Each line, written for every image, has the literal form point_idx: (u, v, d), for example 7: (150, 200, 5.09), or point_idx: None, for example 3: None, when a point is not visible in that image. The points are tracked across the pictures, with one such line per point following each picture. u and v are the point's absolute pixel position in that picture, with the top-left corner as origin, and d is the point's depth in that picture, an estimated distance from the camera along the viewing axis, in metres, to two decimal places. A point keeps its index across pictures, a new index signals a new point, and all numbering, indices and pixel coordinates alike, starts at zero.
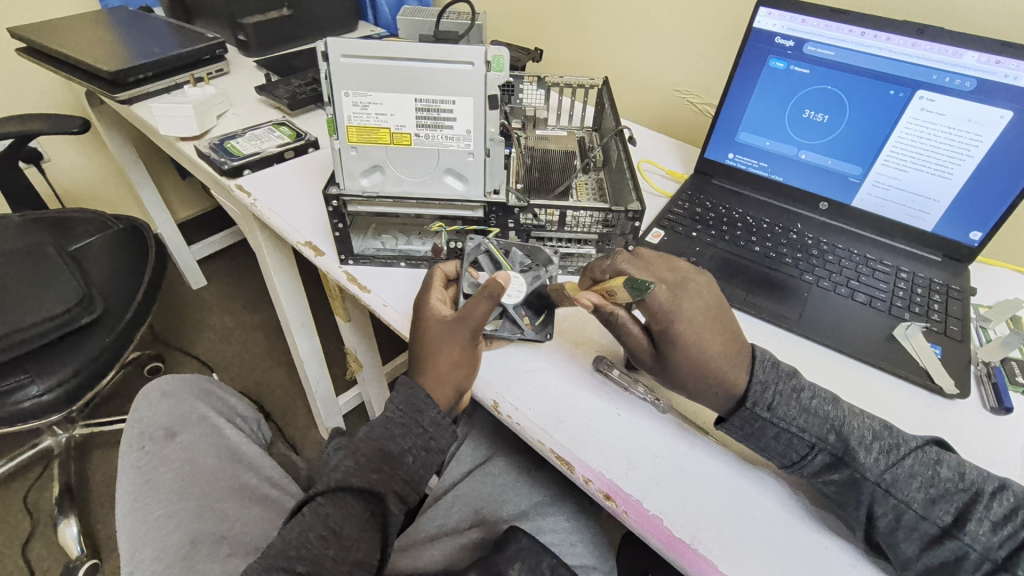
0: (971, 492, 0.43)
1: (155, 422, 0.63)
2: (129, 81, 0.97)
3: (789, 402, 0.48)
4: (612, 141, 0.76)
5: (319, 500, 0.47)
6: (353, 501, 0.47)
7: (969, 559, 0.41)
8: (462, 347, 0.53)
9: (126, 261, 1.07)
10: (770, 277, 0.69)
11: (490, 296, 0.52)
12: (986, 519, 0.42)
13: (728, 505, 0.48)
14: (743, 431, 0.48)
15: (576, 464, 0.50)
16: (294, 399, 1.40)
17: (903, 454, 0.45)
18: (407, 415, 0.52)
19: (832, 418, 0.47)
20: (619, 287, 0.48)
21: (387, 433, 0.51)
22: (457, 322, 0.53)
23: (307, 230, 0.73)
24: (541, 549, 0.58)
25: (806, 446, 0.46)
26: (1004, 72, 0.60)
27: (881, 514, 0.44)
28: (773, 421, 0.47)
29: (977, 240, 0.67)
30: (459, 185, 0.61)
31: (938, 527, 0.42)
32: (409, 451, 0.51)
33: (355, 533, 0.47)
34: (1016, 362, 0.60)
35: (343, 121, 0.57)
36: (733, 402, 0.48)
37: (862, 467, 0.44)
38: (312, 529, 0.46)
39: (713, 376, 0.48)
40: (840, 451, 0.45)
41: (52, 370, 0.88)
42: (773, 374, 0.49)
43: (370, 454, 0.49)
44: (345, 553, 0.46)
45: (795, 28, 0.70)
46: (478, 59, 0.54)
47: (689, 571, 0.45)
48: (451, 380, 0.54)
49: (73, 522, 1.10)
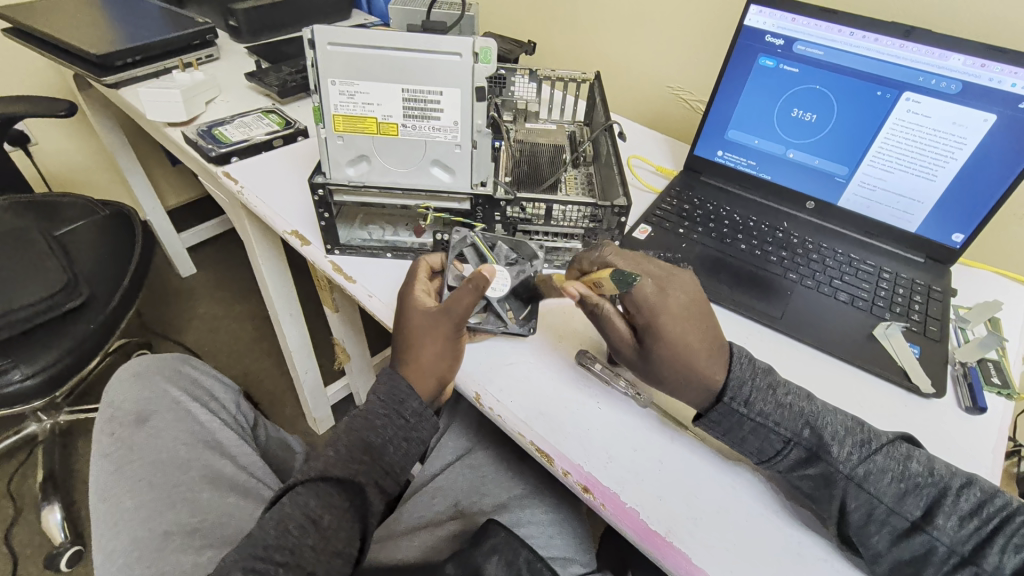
0: (939, 487, 0.43)
1: (126, 406, 0.63)
2: (116, 64, 0.96)
3: (766, 398, 0.47)
4: (601, 136, 0.76)
5: (298, 490, 0.46)
6: (333, 491, 0.47)
7: (937, 552, 0.41)
8: (446, 338, 0.53)
9: (113, 247, 1.06)
10: (754, 275, 0.70)
11: (476, 288, 0.52)
12: (954, 513, 0.42)
13: (704, 499, 0.48)
14: (720, 427, 0.48)
15: (556, 457, 0.50)
16: (281, 389, 1.39)
17: (875, 449, 0.45)
18: (389, 406, 0.52)
19: (806, 412, 0.46)
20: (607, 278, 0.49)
21: (367, 424, 0.51)
22: (441, 314, 0.53)
23: (294, 219, 0.73)
24: (518, 544, 0.57)
25: (782, 441, 0.46)
26: (988, 75, 0.61)
27: (853, 508, 0.43)
28: (750, 416, 0.46)
29: (959, 242, 0.68)
30: (446, 176, 0.61)
31: (908, 521, 0.42)
32: (389, 441, 0.51)
33: (334, 523, 0.46)
34: (992, 364, 0.60)
35: (329, 109, 0.57)
36: (710, 398, 0.48)
37: (835, 461, 0.44)
38: (291, 519, 0.45)
39: (691, 371, 0.47)
40: (814, 445, 0.45)
41: (35, 356, 0.88)
42: (749, 371, 0.48)
43: (353, 444, 0.49)
44: (325, 544, 0.45)
45: (785, 27, 0.70)
46: (466, 50, 0.54)
47: (664, 563, 0.46)
48: (434, 372, 0.54)
49: (56, 509, 1.10)
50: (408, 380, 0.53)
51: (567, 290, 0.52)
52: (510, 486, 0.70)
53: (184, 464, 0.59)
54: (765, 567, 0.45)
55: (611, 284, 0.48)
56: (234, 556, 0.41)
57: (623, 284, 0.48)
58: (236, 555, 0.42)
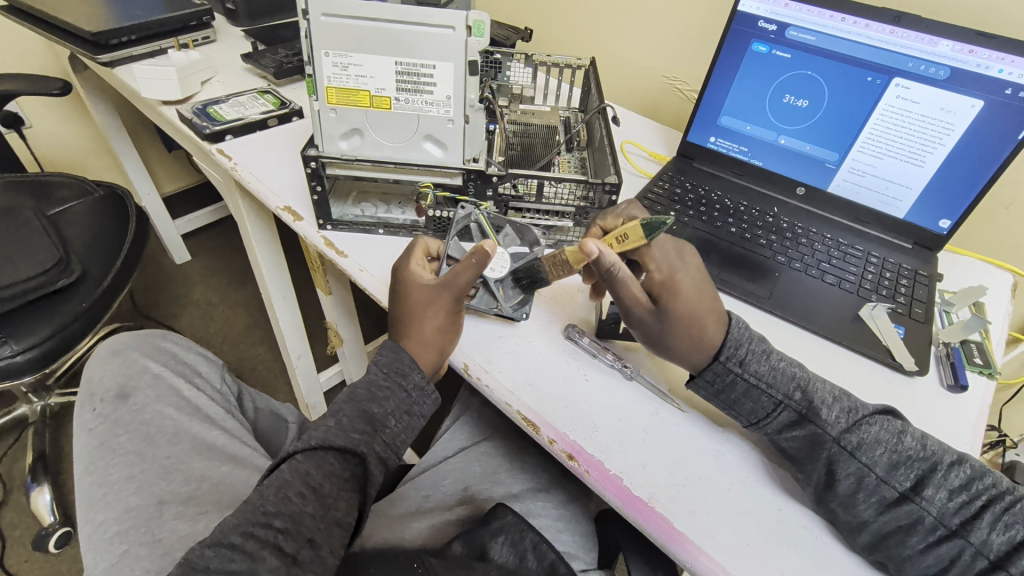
0: (931, 462, 0.43)
1: (107, 381, 0.63)
2: (111, 43, 0.96)
3: (761, 360, 0.48)
4: (595, 119, 0.77)
5: (298, 458, 0.44)
6: (333, 460, 0.45)
7: (924, 523, 0.41)
8: (446, 312, 0.54)
9: (106, 227, 1.05)
10: (743, 258, 0.71)
11: (477, 262, 0.52)
12: (944, 486, 0.42)
13: (687, 468, 0.49)
14: (714, 388, 0.49)
15: (541, 425, 0.51)
16: (276, 377, 1.39)
17: (864, 419, 0.45)
18: (391, 378, 0.51)
19: (798, 376, 0.48)
20: (634, 226, 0.50)
21: (370, 395, 0.49)
22: (441, 288, 0.53)
23: (286, 196, 0.73)
24: (525, 526, 0.58)
25: (773, 403, 0.47)
26: (976, 61, 0.61)
27: (842, 474, 0.43)
28: (744, 375, 0.47)
29: (946, 228, 0.69)
30: (438, 151, 0.61)
31: (897, 492, 0.42)
32: (391, 414, 0.49)
33: (335, 492, 0.44)
34: (975, 345, 0.62)
35: (322, 82, 0.57)
36: (706, 357, 0.48)
37: (823, 424, 0.45)
38: (291, 487, 0.43)
39: (695, 322, 0.48)
40: (803, 407, 0.46)
41: (27, 332, 0.88)
42: (748, 334, 0.49)
43: (353, 415, 0.48)
44: (325, 512, 0.43)
45: (777, 12, 0.71)
46: (459, 24, 0.54)
47: (645, 529, 0.46)
48: (435, 345, 0.54)
49: (45, 490, 1.09)
50: (410, 353, 0.53)
51: (582, 244, 0.50)
52: (504, 468, 0.71)
53: (171, 439, 0.59)
54: (749, 534, 0.45)
55: (638, 231, 0.49)
56: (233, 521, 0.40)
57: (650, 229, 0.49)
58: (235, 520, 0.40)
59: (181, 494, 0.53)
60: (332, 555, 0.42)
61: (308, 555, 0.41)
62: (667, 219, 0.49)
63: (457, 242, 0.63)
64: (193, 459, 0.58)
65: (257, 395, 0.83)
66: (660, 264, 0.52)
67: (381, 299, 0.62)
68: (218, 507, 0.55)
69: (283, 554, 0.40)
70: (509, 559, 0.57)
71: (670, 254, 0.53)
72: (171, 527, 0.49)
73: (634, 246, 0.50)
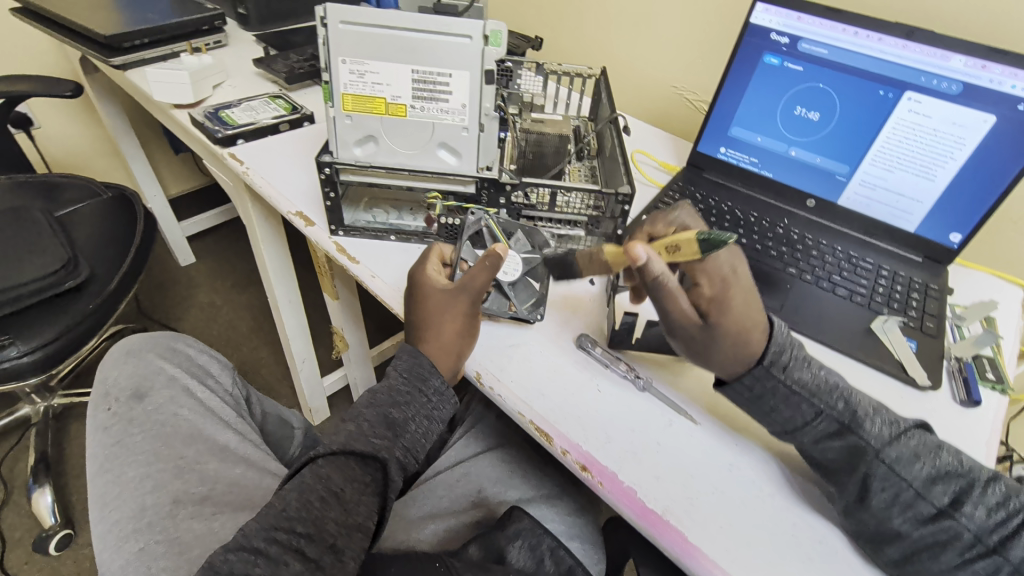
0: (968, 478, 0.43)
1: (123, 381, 0.63)
2: (124, 46, 0.96)
3: (804, 368, 0.48)
4: (606, 128, 0.77)
5: (320, 462, 0.44)
6: (354, 465, 0.45)
7: (963, 540, 0.40)
8: (463, 316, 0.54)
9: (115, 229, 1.06)
10: (756, 269, 0.71)
11: (491, 265, 0.52)
12: (981, 503, 0.41)
13: (702, 481, 0.49)
14: (751, 394, 0.48)
15: (555, 436, 0.51)
16: (280, 380, 1.39)
17: (905, 432, 0.45)
18: (411, 383, 0.51)
19: (840, 387, 0.47)
20: (690, 240, 0.47)
21: (390, 400, 0.49)
22: (458, 291, 0.54)
23: (298, 200, 0.73)
24: (541, 531, 0.59)
25: (814, 412, 0.46)
26: (989, 77, 0.62)
27: (877, 487, 0.43)
28: (786, 381, 0.47)
29: (956, 243, 0.69)
30: (452, 159, 0.61)
31: (935, 508, 0.42)
32: (411, 419, 0.49)
33: (356, 497, 0.44)
34: (987, 360, 0.62)
35: (339, 88, 0.57)
36: (750, 363, 0.47)
37: (866, 435, 0.44)
38: (312, 491, 0.42)
39: (741, 337, 0.47)
40: (846, 418, 0.45)
41: (34, 333, 0.88)
42: (790, 341, 0.49)
43: (374, 420, 0.48)
44: (347, 517, 0.43)
45: (790, 25, 0.71)
46: (476, 33, 0.54)
47: (660, 543, 0.45)
48: (453, 350, 0.54)
49: (47, 491, 1.09)
50: (429, 358, 0.53)
51: (630, 248, 0.47)
52: (514, 476, 0.71)
53: (182, 443, 0.59)
54: (764, 548, 0.45)
55: (694, 246, 0.47)
56: (255, 525, 0.40)
57: (709, 247, 0.46)
58: (257, 525, 0.40)
59: (192, 499, 0.53)
60: (354, 560, 0.42)
61: (331, 562, 0.40)
62: (728, 236, 0.46)
63: (470, 247, 0.62)
64: (205, 463, 0.58)
65: (265, 399, 0.82)
66: (711, 275, 0.50)
67: (394, 307, 0.62)
68: (233, 507, 0.55)
69: (307, 559, 0.40)
70: (527, 563, 0.57)
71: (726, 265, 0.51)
72: (188, 527, 0.49)
73: (686, 259, 0.49)
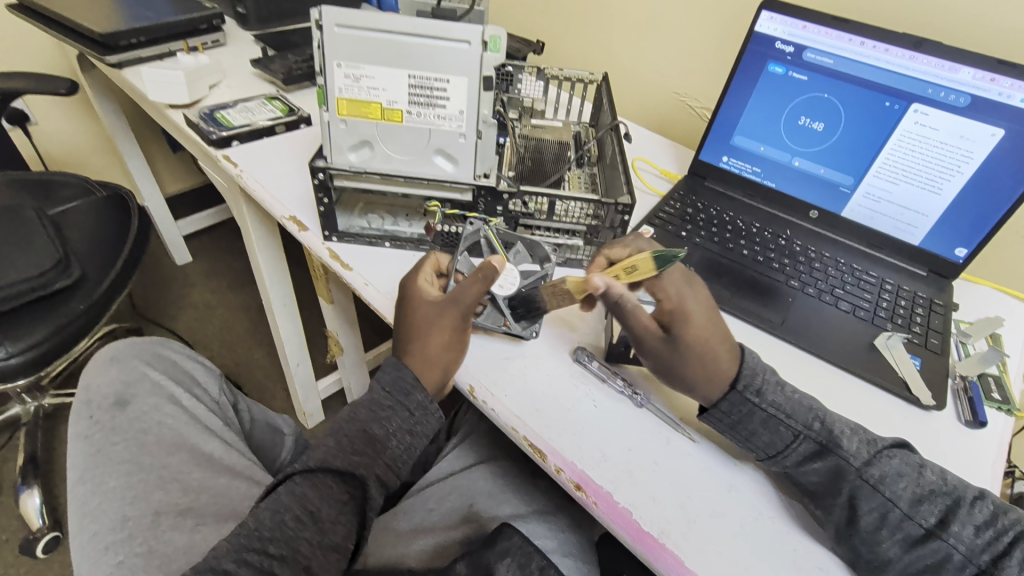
0: (953, 497, 0.42)
1: (107, 388, 0.61)
2: (120, 44, 0.95)
3: (777, 390, 0.48)
4: (607, 136, 0.75)
5: (296, 480, 0.43)
6: (332, 483, 0.44)
7: (953, 561, 0.40)
8: (452, 330, 0.52)
9: (108, 229, 1.04)
10: (757, 281, 0.69)
11: (485, 278, 0.51)
12: (969, 522, 0.41)
13: (699, 502, 0.47)
14: (729, 419, 0.48)
15: (549, 453, 0.49)
16: (274, 383, 1.38)
17: (884, 451, 0.45)
18: (394, 397, 0.49)
19: (815, 407, 0.47)
20: (645, 258, 0.46)
21: (373, 415, 0.48)
22: (447, 305, 0.52)
23: (291, 205, 0.72)
24: (532, 548, 0.56)
25: (792, 434, 0.46)
26: (998, 90, 0.60)
27: (864, 509, 0.42)
28: (762, 405, 0.46)
29: (962, 257, 0.67)
30: (449, 166, 0.60)
31: (922, 528, 0.41)
32: (392, 435, 0.48)
33: (332, 516, 0.43)
34: (993, 379, 0.60)
35: (333, 92, 0.56)
36: (723, 384, 0.47)
37: (846, 454, 0.44)
38: (288, 510, 0.42)
39: (710, 356, 0.47)
40: (824, 438, 0.45)
41: (23, 334, 0.86)
42: (761, 365, 0.49)
43: (354, 435, 0.46)
44: (323, 537, 0.42)
45: (795, 34, 0.70)
46: (475, 39, 0.53)
47: (655, 567, 0.44)
48: (438, 364, 0.52)
49: (35, 493, 1.07)
50: (413, 372, 0.51)
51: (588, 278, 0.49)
52: (507, 489, 0.69)
53: (167, 452, 0.57)
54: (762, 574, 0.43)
55: (650, 263, 0.46)
56: (227, 545, 0.39)
57: (663, 262, 0.45)
58: (229, 545, 0.39)
59: (174, 510, 0.51)
60: None
61: None
62: (680, 251, 0.45)
63: (466, 257, 0.61)
64: (190, 473, 0.57)
65: (252, 405, 0.80)
66: (669, 291, 0.48)
67: (386, 315, 0.60)
68: (216, 518, 0.54)
69: None
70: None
71: (681, 279, 0.49)
72: (168, 538, 0.48)
73: (644, 278, 0.47)
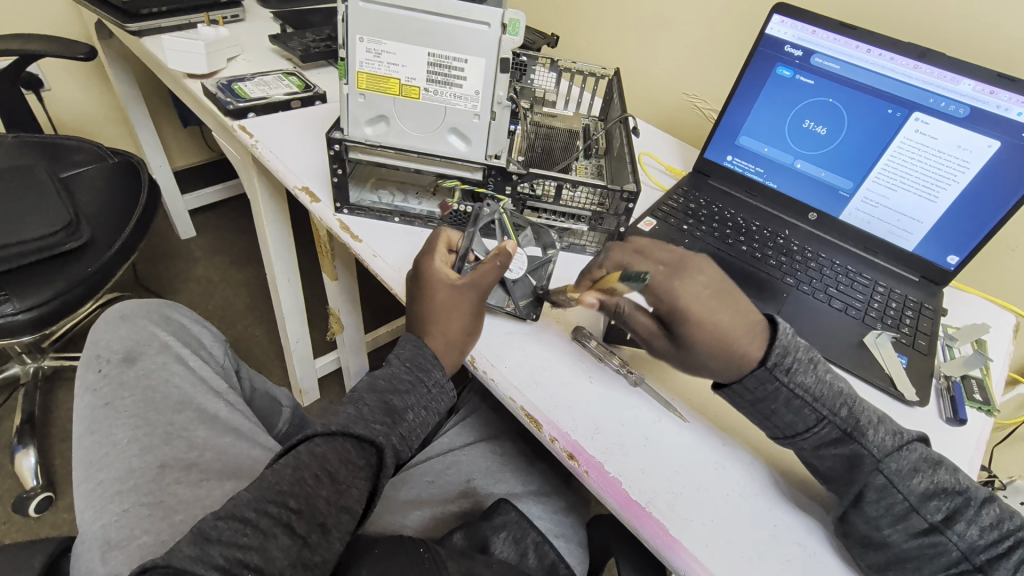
0: (965, 497, 0.43)
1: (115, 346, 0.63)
2: (142, 13, 0.96)
3: (808, 370, 0.46)
4: (615, 128, 0.77)
5: (316, 441, 0.43)
6: (349, 447, 0.44)
7: (949, 555, 0.41)
8: (469, 311, 0.54)
9: (119, 195, 1.05)
10: (752, 276, 0.72)
11: (500, 263, 0.53)
12: (975, 522, 0.42)
13: (686, 479, 0.49)
14: (753, 396, 0.46)
15: (545, 423, 0.51)
16: (272, 360, 1.39)
17: (907, 445, 0.45)
18: (413, 372, 0.50)
19: (845, 393, 0.46)
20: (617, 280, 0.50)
21: (391, 387, 0.49)
22: (467, 287, 0.53)
23: (306, 176, 0.73)
24: (528, 524, 0.59)
25: (816, 417, 0.45)
26: (996, 103, 0.62)
27: (871, 498, 0.43)
28: (789, 385, 0.45)
29: (953, 265, 0.69)
30: (461, 145, 0.62)
31: (927, 523, 0.42)
32: (410, 407, 0.49)
33: (349, 478, 0.43)
34: (975, 381, 0.63)
35: (354, 66, 0.58)
36: (747, 365, 0.45)
37: (868, 444, 0.44)
38: (307, 468, 0.42)
39: (726, 350, 0.45)
40: (849, 425, 0.45)
41: (30, 291, 0.87)
42: (795, 342, 0.47)
43: (373, 405, 0.47)
44: (338, 497, 0.42)
45: (804, 38, 0.72)
46: (495, 21, 0.55)
47: (640, 534, 0.46)
48: (459, 345, 0.54)
49: (31, 453, 1.08)
50: (433, 350, 0.52)
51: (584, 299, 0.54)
52: (503, 468, 0.71)
53: (172, 410, 0.59)
54: (744, 550, 0.45)
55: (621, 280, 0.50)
56: (247, 496, 0.39)
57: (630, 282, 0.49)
58: (248, 496, 0.39)
59: (180, 462, 0.53)
60: (338, 540, 0.41)
61: (317, 539, 0.40)
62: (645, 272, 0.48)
63: (480, 238, 0.60)
64: (196, 428, 0.58)
65: (254, 374, 0.81)
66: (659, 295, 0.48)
67: (392, 287, 0.62)
68: (219, 474, 0.55)
69: (295, 534, 0.39)
70: (510, 555, 0.57)
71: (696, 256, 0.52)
72: (174, 491, 0.49)
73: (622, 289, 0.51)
